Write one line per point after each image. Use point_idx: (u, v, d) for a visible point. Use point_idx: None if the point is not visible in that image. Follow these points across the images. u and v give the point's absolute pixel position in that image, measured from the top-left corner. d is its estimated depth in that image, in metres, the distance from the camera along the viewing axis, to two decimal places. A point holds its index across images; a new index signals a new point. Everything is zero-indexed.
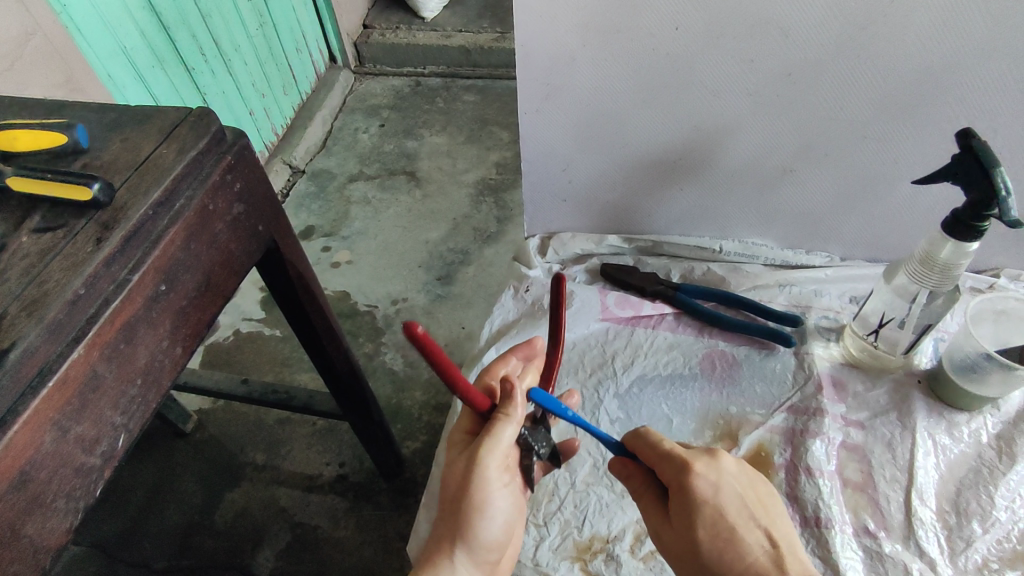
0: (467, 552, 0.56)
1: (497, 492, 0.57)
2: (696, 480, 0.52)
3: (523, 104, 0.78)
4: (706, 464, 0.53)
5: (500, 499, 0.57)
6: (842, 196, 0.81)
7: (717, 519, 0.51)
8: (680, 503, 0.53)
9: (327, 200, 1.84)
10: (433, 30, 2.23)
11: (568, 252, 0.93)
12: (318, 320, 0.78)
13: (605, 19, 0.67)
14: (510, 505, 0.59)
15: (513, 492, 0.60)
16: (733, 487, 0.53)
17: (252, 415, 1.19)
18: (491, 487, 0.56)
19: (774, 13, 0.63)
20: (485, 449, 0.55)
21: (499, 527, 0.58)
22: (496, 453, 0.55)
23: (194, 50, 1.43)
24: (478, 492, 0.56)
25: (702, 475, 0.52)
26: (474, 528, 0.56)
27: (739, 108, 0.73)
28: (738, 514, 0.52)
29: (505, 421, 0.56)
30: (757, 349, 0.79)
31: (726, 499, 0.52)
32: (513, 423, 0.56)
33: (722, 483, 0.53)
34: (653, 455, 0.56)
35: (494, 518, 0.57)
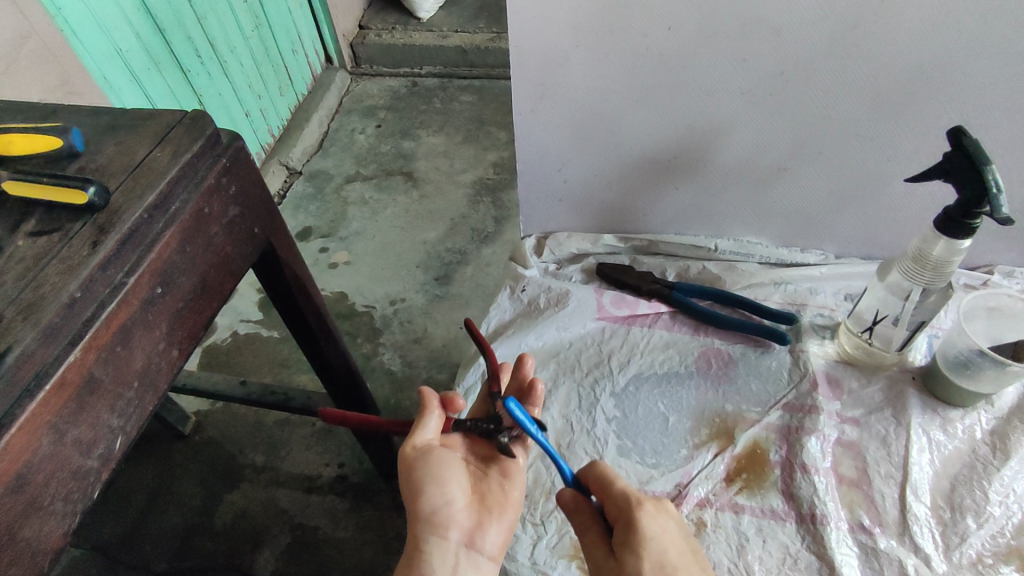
0: (431, 527, 0.54)
1: (433, 459, 0.57)
2: (649, 520, 0.50)
3: (517, 105, 0.78)
4: (657, 507, 0.52)
5: (443, 465, 0.57)
6: (836, 194, 0.81)
7: (664, 558, 0.49)
8: (629, 533, 0.50)
9: (324, 201, 1.84)
10: (429, 31, 2.23)
11: (564, 251, 0.93)
12: (314, 321, 0.78)
13: (598, 20, 0.67)
14: (461, 471, 0.58)
15: (457, 460, 0.59)
16: (677, 537, 0.51)
17: (250, 417, 1.19)
18: (426, 460, 0.57)
19: (766, 12, 0.64)
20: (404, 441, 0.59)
21: (458, 495, 0.56)
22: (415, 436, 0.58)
23: (190, 52, 1.43)
24: (416, 470, 0.56)
25: (654, 517, 0.51)
26: (424, 500, 0.55)
27: (733, 108, 0.74)
28: (682, 562, 0.49)
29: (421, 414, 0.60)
30: (753, 347, 0.79)
31: (673, 548, 0.50)
32: (425, 413, 0.59)
33: (670, 528, 0.51)
34: (606, 493, 0.53)
35: (446, 484, 0.56)
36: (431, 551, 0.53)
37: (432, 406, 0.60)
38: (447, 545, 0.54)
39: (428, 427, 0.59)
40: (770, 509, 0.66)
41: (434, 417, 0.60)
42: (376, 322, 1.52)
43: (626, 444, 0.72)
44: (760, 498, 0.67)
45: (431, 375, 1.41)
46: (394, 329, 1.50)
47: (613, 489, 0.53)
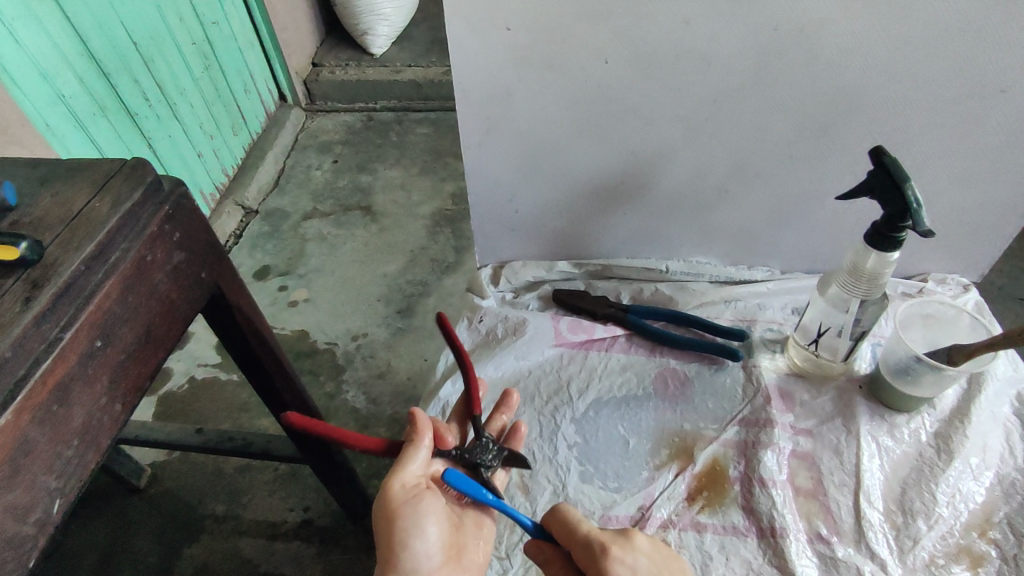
0: None
1: (417, 509, 0.56)
2: (618, 565, 0.51)
3: (465, 139, 0.80)
4: (624, 547, 0.52)
5: (426, 520, 0.56)
6: (775, 213, 0.84)
7: None
8: None
9: (282, 239, 1.82)
10: (383, 66, 2.26)
11: (520, 280, 0.94)
12: (269, 363, 0.76)
13: (537, 56, 0.70)
14: (444, 520, 0.58)
15: (442, 510, 0.58)
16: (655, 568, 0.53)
17: (209, 465, 1.15)
18: (414, 509, 0.56)
19: (694, 45, 0.67)
20: (391, 476, 0.57)
21: (439, 550, 0.56)
22: (404, 477, 0.57)
23: (137, 95, 1.41)
24: (401, 518, 0.55)
25: (622, 561, 0.51)
26: (406, 554, 0.54)
27: (672, 135, 0.77)
28: None
29: (411, 445, 0.58)
30: (707, 365, 0.81)
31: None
32: (419, 444, 0.58)
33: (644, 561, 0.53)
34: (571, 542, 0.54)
35: (427, 540, 0.55)
36: None
37: (423, 443, 0.58)
38: None
39: (417, 463, 0.58)
40: (731, 526, 0.67)
41: (424, 451, 0.58)
42: (339, 359, 1.50)
43: (588, 470, 0.72)
44: (722, 515, 0.68)
45: (397, 409, 1.39)
46: (357, 365, 1.48)
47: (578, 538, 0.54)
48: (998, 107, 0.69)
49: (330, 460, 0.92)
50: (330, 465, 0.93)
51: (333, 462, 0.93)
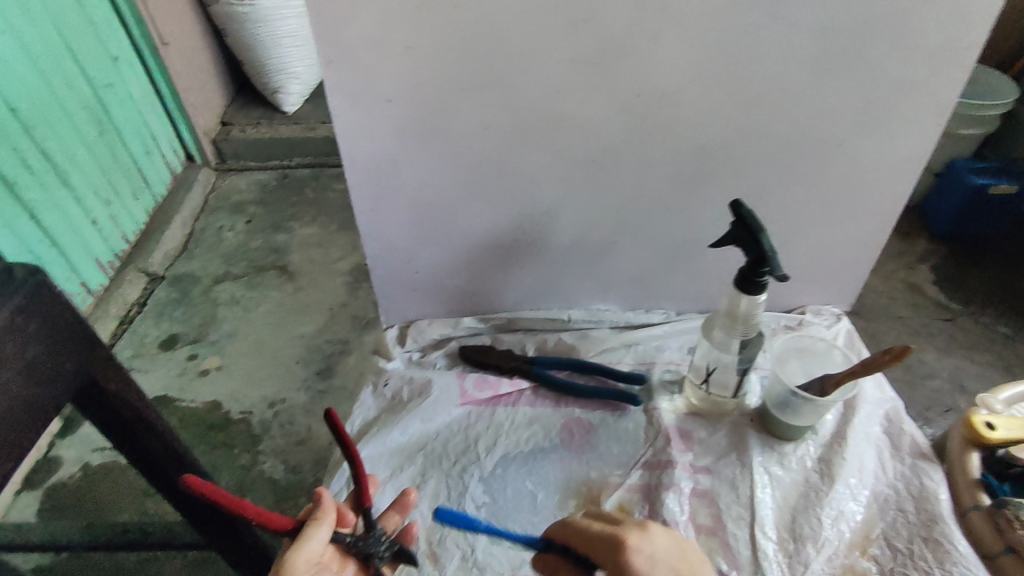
0: None
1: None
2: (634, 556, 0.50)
3: (357, 206, 0.80)
4: (639, 536, 0.52)
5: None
6: (663, 259, 0.89)
7: None
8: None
9: (191, 305, 1.74)
10: (295, 123, 2.25)
11: (427, 338, 0.94)
12: (158, 451, 0.72)
13: (421, 125, 0.72)
14: None
15: None
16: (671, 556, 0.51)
17: (105, 561, 1.06)
18: None
19: (567, 111, 0.72)
20: (291, 554, 0.54)
21: None
22: (303, 557, 0.54)
23: (19, 165, 1.34)
24: None
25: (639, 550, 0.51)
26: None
27: (559, 192, 0.80)
28: None
29: (313, 524, 0.56)
30: (610, 411, 0.83)
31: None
32: (324, 523, 0.56)
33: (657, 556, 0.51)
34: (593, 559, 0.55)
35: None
36: None
37: (328, 522, 0.56)
38: None
39: (320, 542, 0.56)
40: None
41: (326, 530, 0.57)
42: (255, 429, 1.43)
43: None
44: None
45: (318, 477, 1.33)
46: (275, 433, 1.42)
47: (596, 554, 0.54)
48: (836, 156, 0.78)
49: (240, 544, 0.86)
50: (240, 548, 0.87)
51: (243, 545, 0.87)
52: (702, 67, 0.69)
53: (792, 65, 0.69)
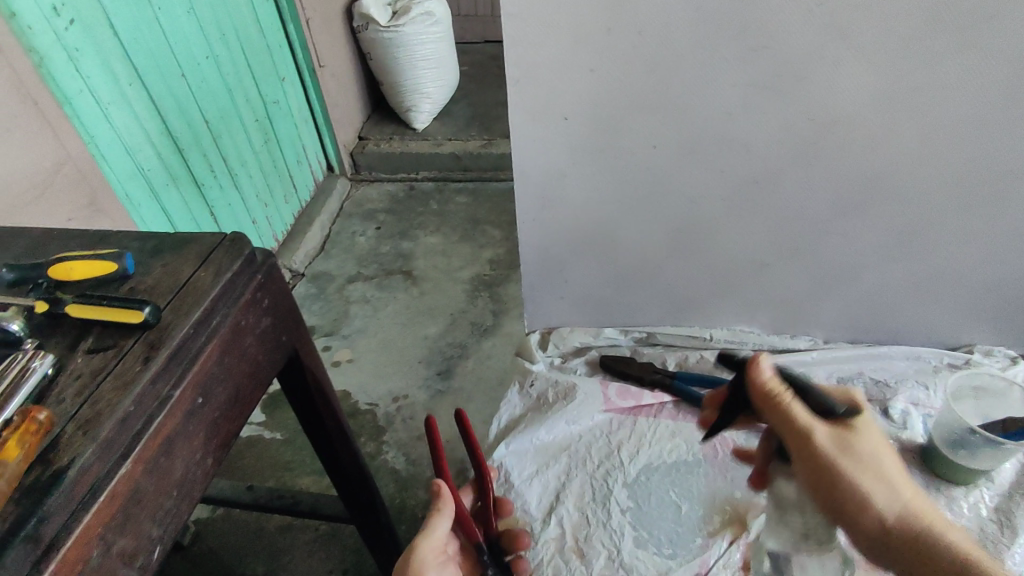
0: None
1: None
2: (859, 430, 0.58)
3: (521, 214, 0.85)
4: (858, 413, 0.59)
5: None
6: (815, 283, 0.87)
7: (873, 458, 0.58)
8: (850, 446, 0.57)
9: (326, 301, 1.90)
10: (425, 139, 2.39)
11: (568, 345, 0.98)
12: (321, 403, 0.81)
13: (592, 142, 0.76)
14: None
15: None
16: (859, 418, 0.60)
17: (251, 523, 1.19)
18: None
19: (735, 133, 0.72)
20: (421, 541, 0.63)
21: None
22: (430, 544, 0.63)
23: (205, 168, 1.54)
24: None
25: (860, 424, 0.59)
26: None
27: (715, 211, 0.81)
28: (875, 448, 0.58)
29: (436, 515, 0.63)
30: (757, 433, 0.82)
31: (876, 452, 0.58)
32: (437, 516, 0.63)
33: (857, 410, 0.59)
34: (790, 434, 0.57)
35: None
36: None
37: (444, 514, 0.63)
38: None
39: (443, 531, 0.64)
40: None
41: (445, 520, 0.63)
42: (379, 420, 1.53)
43: (643, 536, 0.75)
44: None
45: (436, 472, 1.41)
46: (398, 426, 1.51)
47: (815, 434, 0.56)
48: None
49: (365, 511, 0.99)
50: (367, 510, 0.99)
51: (368, 506, 0.98)
52: (886, 91, 0.66)
53: (985, 92, 0.65)
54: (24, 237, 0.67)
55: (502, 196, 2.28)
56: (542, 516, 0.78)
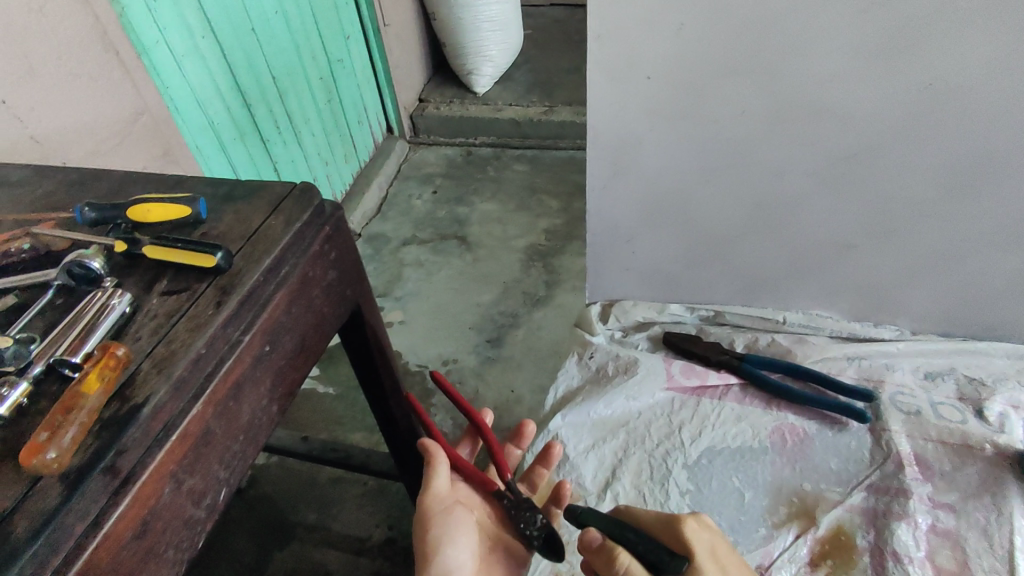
0: None
1: (435, 523, 0.60)
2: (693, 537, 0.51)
3: (591, 179, 0.80)
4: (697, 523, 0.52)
5: (453, 533, 0.60)
6: (909, 271, 0.80)
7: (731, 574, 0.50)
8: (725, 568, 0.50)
9: (381, 262, 1.90)
10: (485, 104, 2.34)
11: (630, 319, 0.94)
12: (380, 361, 0.81)
13: (674, 104, 0.69)
14: (470, 534, 0.61)
15: (467, 527, 0.62)
16: (724, 549, 0.51)
17: (303, 474, 1.22)
18: (439, 526, 0.60)
19: (839, 99, 0.64)
20: (423, 490, 0.62)
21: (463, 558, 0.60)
22: (433, 493, 0.61)
23: (270, 124, 1.55)
24: (427, 535, 0.59)
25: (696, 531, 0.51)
26: (436, 563, 0.58)
27: (804, 186, 0.73)
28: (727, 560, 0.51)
29: (432, 463, 0.63)
30: (829, 424, 0.78)
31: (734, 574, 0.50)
32: (431, 461, 0.63)
33: (714, 545, 0.51)
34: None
35: (454, 552, 0.60)
36: None
37: (438, 459, 0.63)
38: None
39: (444, 480, 0.62)
40: None
41: (442, 466, 0.63)
42: (429, 383, 1.54)
43: None
44: None
45: None
46: None
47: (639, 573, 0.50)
48: None
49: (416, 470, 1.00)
50: (418, 470, 1.00)
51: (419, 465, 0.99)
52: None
53: None
54: (104, 179, 0.68)
55: (561, 164, 2.22)
56: (597, 490, 0.77)
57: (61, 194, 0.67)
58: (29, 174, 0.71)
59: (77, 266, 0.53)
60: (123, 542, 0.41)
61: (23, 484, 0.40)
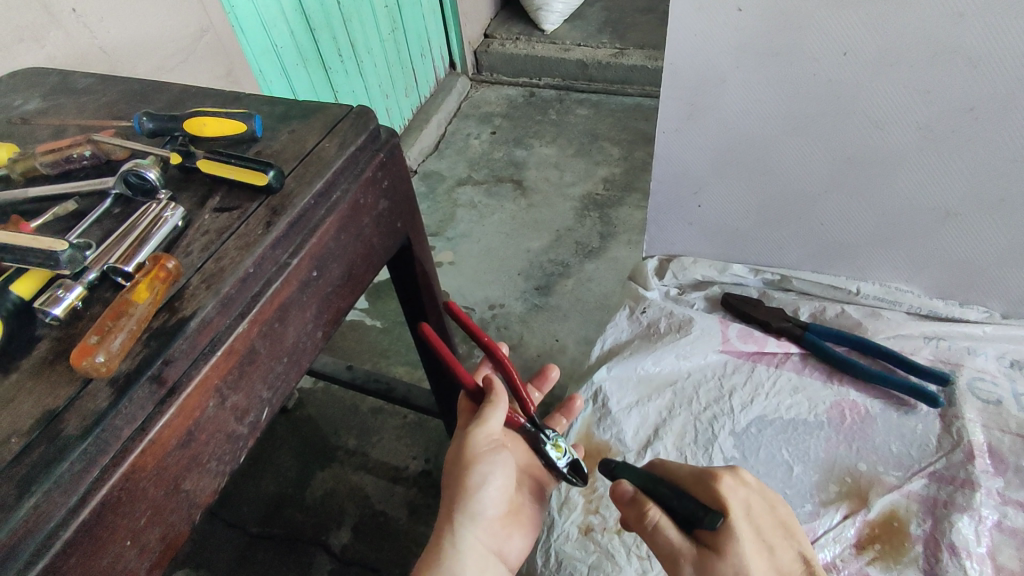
0: (471, 520, 0.58)
1: (480, 462, 0.59)
2: (730, 494, 0.48)
3: (662, 122, 0.74)
4: (735, 478, 0.50)
5: (494, 473, 0.60)
6: (1012, 247, 0.72)
7: (765, 536, 0.48)
8: (758, 530, 0.48)
9: (434, 201, 1.88)
10: (552, 42, 2.23)
11: (687, 277, 0.89)
12: (425, 297, 0.80)
13: (767, 40, 0.62)
14: (508, 475, 0.61)
15: (508, 467, 0.61)
16: (761, 506, 0.49)
17: (348, 401, 1.26)
18: (484, 465, 0.59)
19: (965, 39, 0.56)
20: (474, 428, 0.59)
21: (497, 495, 0.60)
22: (484, 433, 0.59)
23: (333, 51, 1.53)
24: (472, 473, 0.58)
25: (733, 489, 0.49)
26: (473, 499, 0.58)
27: (904, 142, 0.66)
28: (766, 524, 0.48)
29: (492, 403, 0.60)
30: (895, 405, 0.73)
31: (766, 537, 0.48)
32: (494, 404, 0.60)
33: (750, 503, 0.49)
34: (671, 538, 0.48)
35: (490, 491, 0.60)
36: (465, 541, 0.58)
37: (501, 404, 0.61)
38: (477, 544, 0.58)
39: (497, 422, 0.60)
40: None
41: (500, 411, 0.61)
42: None
43: None
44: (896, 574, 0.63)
45: None
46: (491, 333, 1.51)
47: (668, 530, 0.48)
48: None
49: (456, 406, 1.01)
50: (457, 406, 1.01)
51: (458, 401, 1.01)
52: None
53: None
54: (164, 92, 0.67)
55: (626, 111, 2.11)
56: (637, 448, 0.75)
57: (124, 103, 0.67)
58: (95, 83, 0.71)
59: (134, 175, 0.52)
60: (167, 449, 0.42)
61: (75, 384, 0.41)
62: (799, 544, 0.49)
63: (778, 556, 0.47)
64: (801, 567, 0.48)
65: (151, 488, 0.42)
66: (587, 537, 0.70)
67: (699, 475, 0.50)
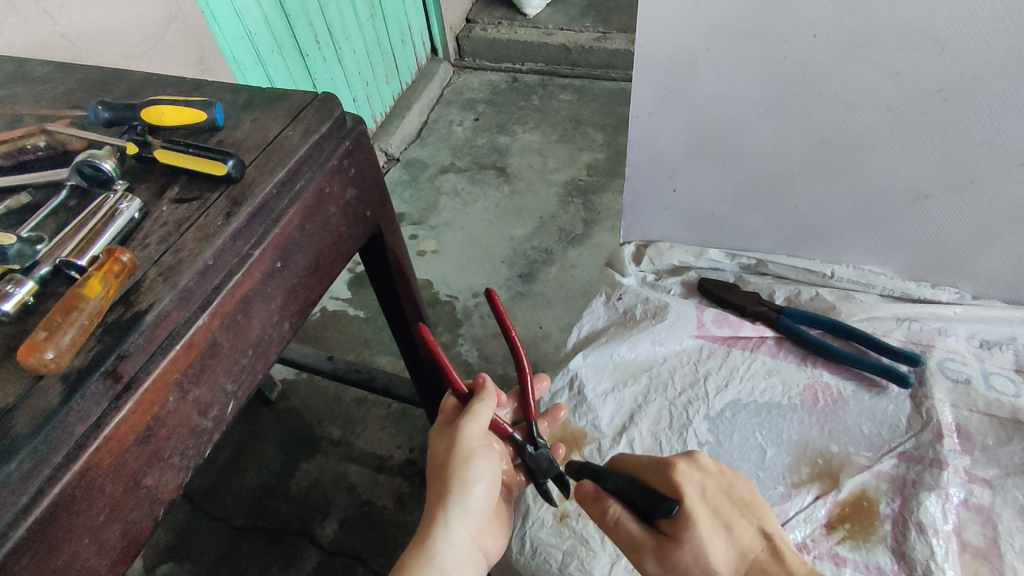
0: (461, 514, 0.58)
1: (477, 458, 0.59)
2: (685, 480, 0.49)
3: (634, 106, 0.73)
4: (690, 464, 0.50)
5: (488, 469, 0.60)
6: (982, 229, 0.72)
7: (724, 515, 0.48)
8: (716, 511, 0.48)
9: (418, 188, 1.86)
10: (535, 27, 2.20)
11: (664, 262, 0.89)
12: (400, 286, 0.79)
13: (737, 22, 0.61)
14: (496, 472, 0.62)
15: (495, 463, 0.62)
16: (717, 488, 0.50)
17: (331, 392, 1.25)
18: (478, 459, 0.59)
19: (934, 19, 0.56)
20: (468, 422, 0.59)
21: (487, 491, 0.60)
22: (477, 426, 0.60)
23: (310, 38, 1.50)
24: (466, 466, 0.58)
25: (689, 475, 0.49)
26: (466, 494, 0.58)
27: (875, 123, 0.66)
28: (726, 505, 0.49)
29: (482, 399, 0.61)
30: (867, 386, 0.74)
31: (725, 516, 0.48)
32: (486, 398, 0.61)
33: (706, 487, 0.49)
34: (632, 529, 0.49)
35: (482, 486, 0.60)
36: (454, 534, 0.57)
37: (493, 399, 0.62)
38: (463, 537, 0.58)
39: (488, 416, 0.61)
40: (876, 566, 0.63)
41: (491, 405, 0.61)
42: (458, 313, 1.52)
43: None
44: (865, 552, 0.64)
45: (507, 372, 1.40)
46: (475, 322, 1.50)
47: (630, 523, 0.50)
48: None
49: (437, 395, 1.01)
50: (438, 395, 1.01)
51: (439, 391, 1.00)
52: None
53: None
54: (125, 80, 0.66)
55: (610, 96, 2.10)
56: (612, 434, 0.75)
57: (82, 92, 0.65)
58: (54, 71, 0.69)
59: (88, 166, 0.51)
60: (125, 445, 0.42)
61: (25, 381, 0.40)
62: (761, 519, 0.49)
63: (739, 534, 0.48)
64: (762, 543, 0.47)
65: (109, 484, 0.41)
66: (563, 523, 0.70)
67: (657, 464, 0.51)
